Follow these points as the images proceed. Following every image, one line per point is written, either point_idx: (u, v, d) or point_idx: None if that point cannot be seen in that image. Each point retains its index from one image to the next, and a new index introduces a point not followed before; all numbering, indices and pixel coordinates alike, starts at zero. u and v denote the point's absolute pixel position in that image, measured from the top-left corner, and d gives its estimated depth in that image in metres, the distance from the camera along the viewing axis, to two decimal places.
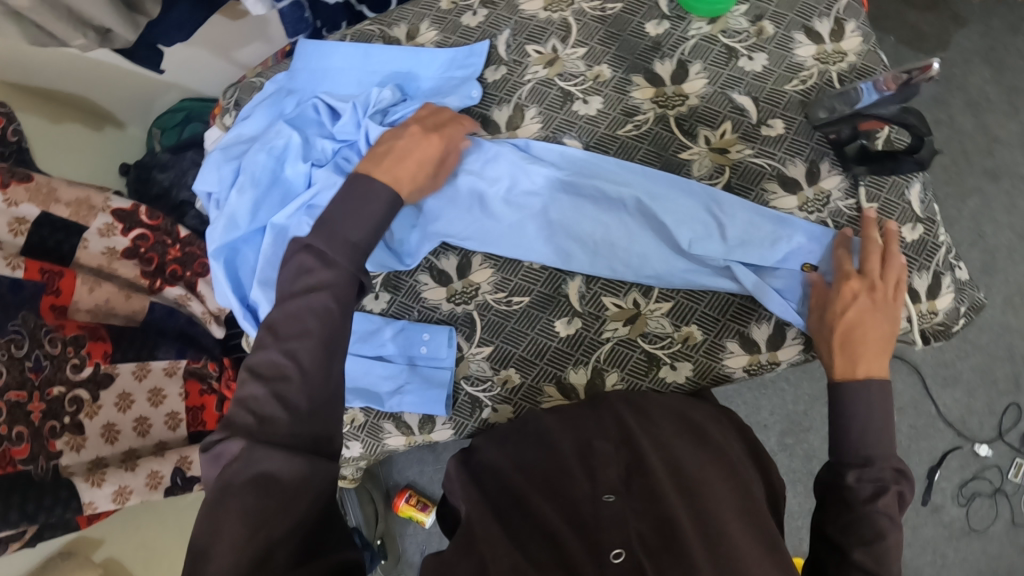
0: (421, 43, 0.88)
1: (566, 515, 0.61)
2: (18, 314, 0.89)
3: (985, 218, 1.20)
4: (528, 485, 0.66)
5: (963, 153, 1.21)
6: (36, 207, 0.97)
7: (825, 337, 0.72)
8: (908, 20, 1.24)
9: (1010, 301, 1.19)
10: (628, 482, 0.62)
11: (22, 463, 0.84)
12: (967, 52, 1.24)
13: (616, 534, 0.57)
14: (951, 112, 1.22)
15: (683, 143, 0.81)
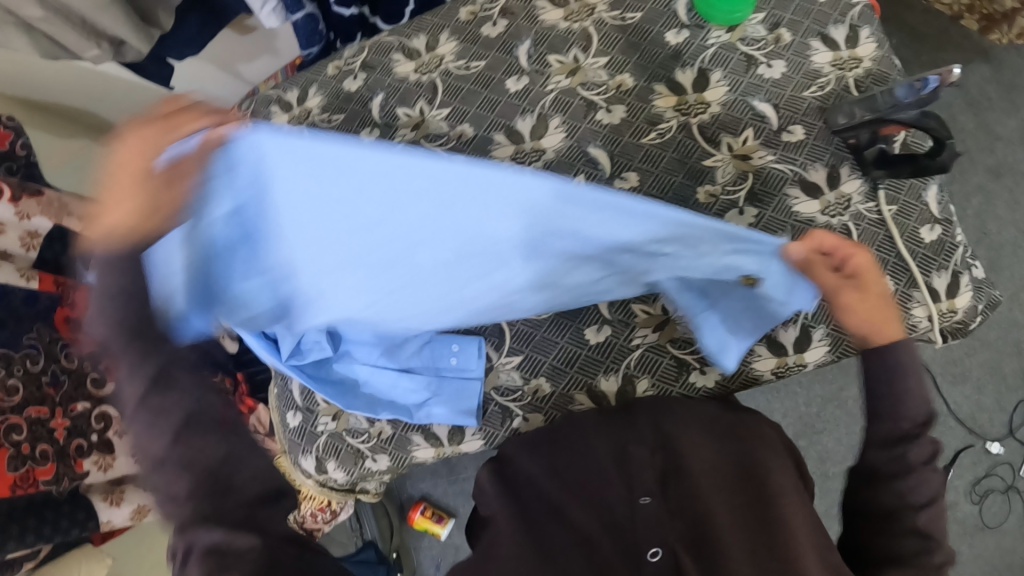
0: (441, 55, 0.88)
1: (602, 518, 0.62)
2: (32, 326, 0.89)
3: (989, 216, 1.22)
4: (563, 491, 0.67)
5: (966, 153, 1.24)
6: (48, 220, 0.95)
7: (858, 313, 0.63)
8: (909, 23, 1.27)
9: (1016, 297, 1.21)
10: (664, 485, 0.63)
11: (45, 484, 0.84)
12: (967, 53, 1.26)
13: (654, 537, 0.58)
14: (952, 112, 1.25)
15: (707, 151, 0.82)
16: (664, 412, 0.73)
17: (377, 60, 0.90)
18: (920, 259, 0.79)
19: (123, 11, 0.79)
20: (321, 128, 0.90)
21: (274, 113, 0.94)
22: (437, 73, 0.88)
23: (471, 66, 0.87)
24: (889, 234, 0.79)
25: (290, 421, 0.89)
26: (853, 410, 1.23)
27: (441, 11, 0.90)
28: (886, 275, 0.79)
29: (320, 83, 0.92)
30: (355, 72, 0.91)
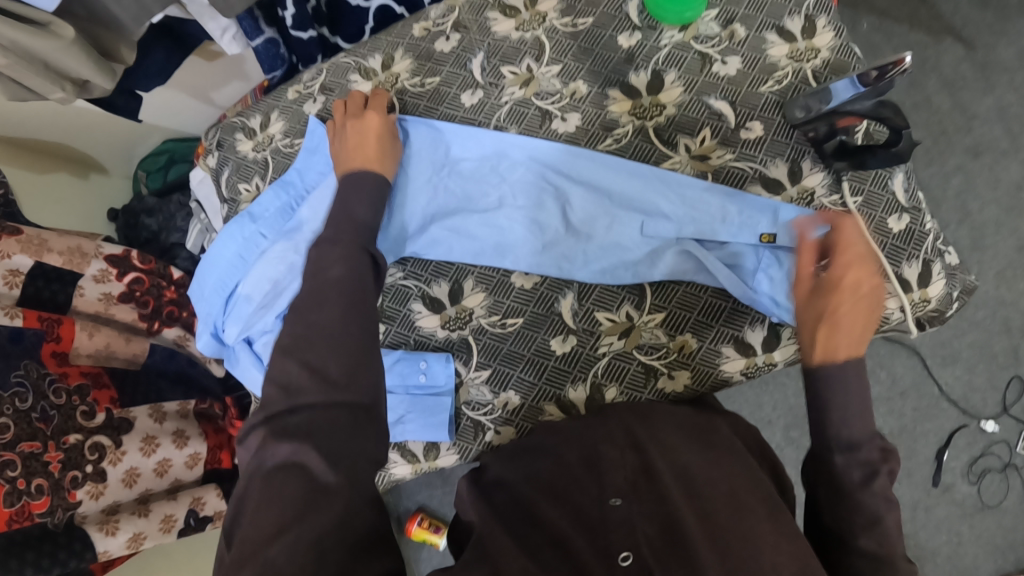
0: (396, 73, 0.89)
1: (574, 518, 0.61)
2: (20, 363, 0.89)
3: (970, 195, 1.20)
4: (536, 492, 0.66)
5: (943, 133, 1.21)
6: (28, 258, 0.98)
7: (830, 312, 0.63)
8: (878, 5, 1.25)
9: (1002, 275, 1.18)
10: (635, 485, 0.62)
11: (39, 516, 0.86)
12: (938, 32, 1.24)
13: (624, 536, 0.57)
14: (928, 93, 1.22)
15: (664, 153, 0.81)
16: (636, 416, 0.72)
17: (336, 82, 0.91)
18: (889, 249, 0.78)
19: (85, 51, 0.80)
20: (285, 154, 0.91)
21: (239, 141, 0.95)
22: (393, 91, 0.88)
23: (426, 83, 0.87)
24: None
25: None
26: None
27: (394, 29, 0.91)
28: None
29: (281, 108, 0.94)
30: (314, 96, 0.92)
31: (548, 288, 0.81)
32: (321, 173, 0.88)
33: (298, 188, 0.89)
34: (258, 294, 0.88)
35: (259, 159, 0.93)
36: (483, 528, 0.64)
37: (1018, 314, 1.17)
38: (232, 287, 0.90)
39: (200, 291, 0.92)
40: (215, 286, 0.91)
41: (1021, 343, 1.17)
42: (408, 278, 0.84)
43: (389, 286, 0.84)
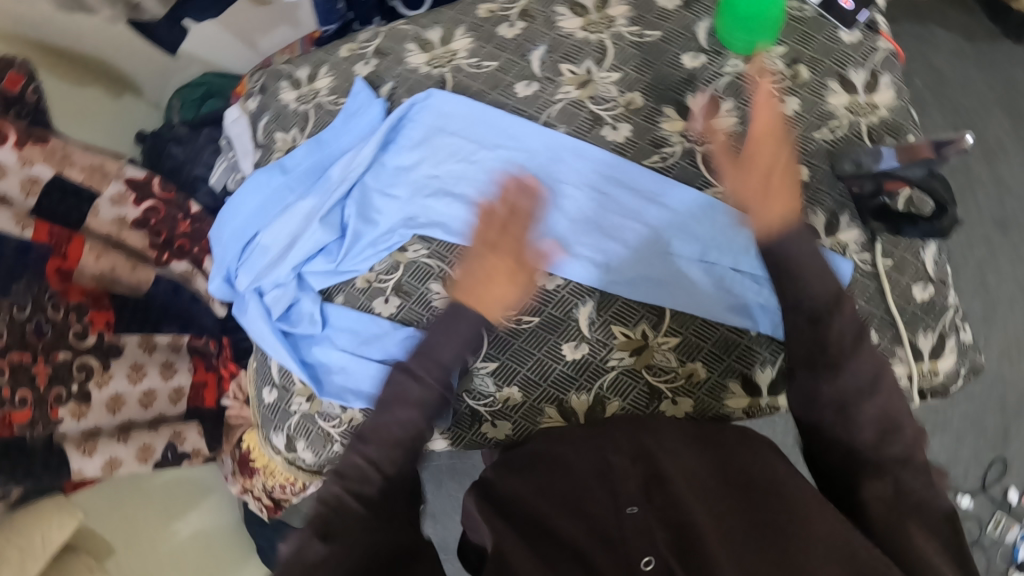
0: (454, 50, 0.88)
1: (590, 531, 0.60)
2: (22, 276, 0.92)
3: (989, 267, 1.21)
4: (550, 506, 0.65)
5: (973, 197, 1.22)
6: (50, 168, 1.01)
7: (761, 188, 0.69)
8: (932, 62, 1.26)
9: (1006, 352, 1.19)
10: (647, 491, 0.61)
11: (20, 429, 0.88)
12: (988, 100, 1.24)
13: (643, 541, 0.56)
14: (968, 160, 1.23)
15: (707, 180, 0.81)
16: (638, 425, 0.71)
17: (390, 48, 0.90)
18: (909, 315, 0.80)
19: None
20: (328, 110, 0.90)
21: (283, 89, 0.94)
22: (448, 68, 0.87)
23: (482, 66, 0.86)
24: (879, 288, 0.80)
25: (265, 397, 0.92)
26: None
27: (459, 6, 0.90)
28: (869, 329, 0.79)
29: (332, 64, 0.92)
30: (366, 58, 0.91)
31: (569, 293, 0.81)
32: (358, 137, 0.87)
33: (332, 148, 0.88)
34: (275, 247, 0.87)
35: (301, 110, 0.92)
36: (500, 543, 0.62)
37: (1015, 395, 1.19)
38: (251, 235, 0.89)
39: (219, 235, 0.91)
40: (235, 231, 0.90)
41: (1012, 425, 1.18)
42: (432, 257, 0.84)
43: (410, 261, 0.85)
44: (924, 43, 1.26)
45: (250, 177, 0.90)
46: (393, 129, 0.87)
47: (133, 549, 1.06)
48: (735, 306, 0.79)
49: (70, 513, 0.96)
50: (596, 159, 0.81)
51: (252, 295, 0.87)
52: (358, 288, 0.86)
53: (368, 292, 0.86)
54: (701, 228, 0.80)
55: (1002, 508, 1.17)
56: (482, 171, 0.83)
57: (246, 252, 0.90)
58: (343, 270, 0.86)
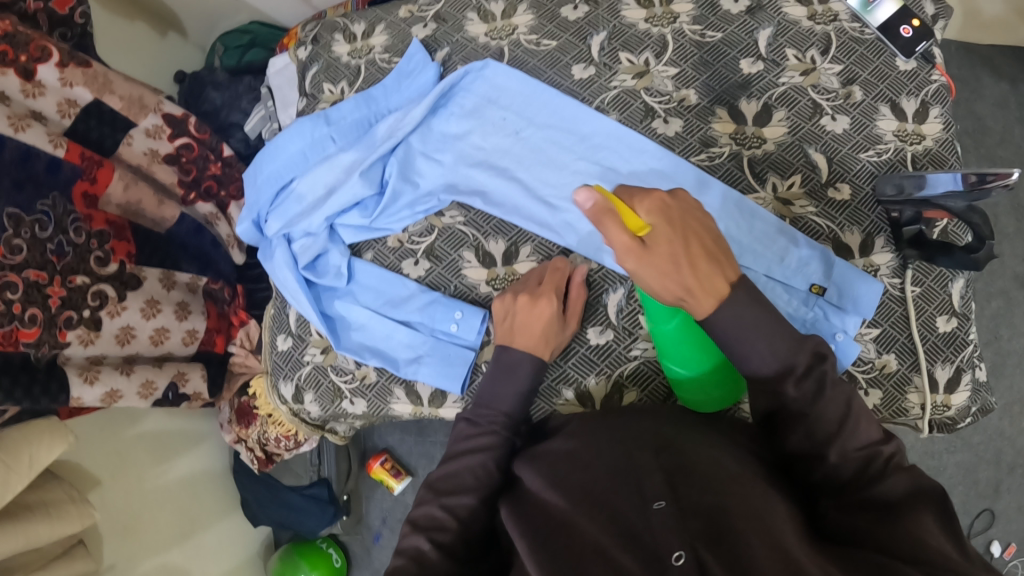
0: (515, 25, 0.88)
1: (612, 529, 0.54)
2: (50, 194, 0.89)
3: (1004, 322, 1.18)
4: (569, 504, 0.58)
5: (999, 252, 1.20)
6: (89, 93, 0.95)
7: (677, 275, 0.59)
8: (976, 111, 1.24)
9: (1008, 408, 1.16)
10: (673, 484, 0.55)
11: (25, 346, 0.84)
12: None
13: (673, 536, 0.50)
14: (996, 212, 1.20)
15: (751, 185, 0.82)
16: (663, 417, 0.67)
17: (451, 14, 0.90)
18: (930, 345, 0.81)
19: None
20: (380, 68, 0.90)
21: (336, 42, 0.93)
22: (507, 41, 0.87)
23: (542, 44, 0.86)
24: (905, 313, 0.81)
25: (280, 345, 0.91)
26: None
27: None
28: (888, 352, 0.81)
29: (389, 23, 0.92)
30: (426, 21, 0.90)
31: (601, 278, 0.81)
32: (408, 99, 0.87)
33: (381, 106, 0.88)
34: (311, 196, 0.86)
35: (353, 64, 0.91)
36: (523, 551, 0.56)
37: (1011, 450, 1.16)
38: (286, 181, 0.88)
39: (254, 177, 0.90)
40: (270, 175, 0.89)
41: (1004, 480, 1.15)
42: (468, 225, 0.84)
43: (445, 227, 0.85)
44: (973, 92, 1.24)
45: (293, 124, 0.89)
46: (444, 94, 0.86)
47: (118, 478, 1.06)
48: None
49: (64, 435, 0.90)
50: (644, 148, 0.81)
51: (280, 241, 0.87)
52: (389, 247, 0.86)
53: (399, 252, 0.86)
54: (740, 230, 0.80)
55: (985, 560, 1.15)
56: (528, 147, 0.84)
57: (278, 197, 0.89)
58: (377, 226, 0.86)
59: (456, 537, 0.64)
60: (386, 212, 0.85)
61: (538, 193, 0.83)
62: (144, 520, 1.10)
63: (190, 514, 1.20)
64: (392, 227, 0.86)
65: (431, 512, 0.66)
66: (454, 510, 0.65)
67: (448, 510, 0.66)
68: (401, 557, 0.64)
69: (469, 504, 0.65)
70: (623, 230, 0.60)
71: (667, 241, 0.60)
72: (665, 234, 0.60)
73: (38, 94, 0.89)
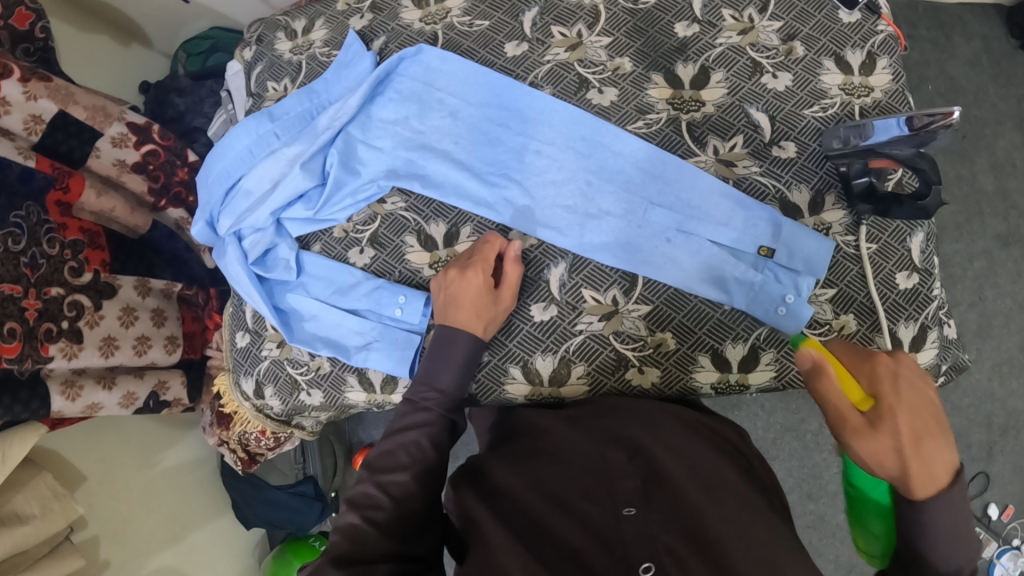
0: (448, 8, 0.87)
1: (586, 531, 0.55)
2: (23, 205, 0.92)
3: (988, 282, 1.13)
4: (544, 504, 0.59)
5: (978, 214, 1.14)
6: (54, 104, 0.97)
7: (893, 454, 0.50)
8: (948, 71, 1.17)
9: (997, 369, 1.11)
10: (648, 492, 0.57)
11: (8, 361, 0.86)
12: (1001, 114, 1.16)
13: (644, 545, 0.51)
14: (974, 170, 1.15)
15: (691, 149, 0.80)
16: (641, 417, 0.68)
17: (386, 3, 0.90)
18: (890, 304, 0.77)
19: None
20: (320, 61, 0.91)
21: (278, 39, 0.94)
22: (440, 25, 0.87)
23: (474, 24, 0.86)
24: (861, 272, 0.77)
25: (239, 341, 0.92)
26: (808, 443, 1.18)
27: None
28: (847, 313, 0.77)
29: (328, 17, 0.93)
30: (362, 12, 0.91)
31: (541, 254, 0.80)
32: (347, 88, 0.87)
33: (322, 98, 0.88)
34: (258, 190, 0.87)
35: (295, 60, 0.92)
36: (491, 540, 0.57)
37: (1002, 412, 1.11)
38: (235, 179, 0.89)
39: (206, 177, 0.92)
40: (219, 175, 0.90)
41: (997, 442, 1.10)
42: (409, 210, 0.84)
43: (388, 213, 0.85)
44: (943, 51, 1.17)
45: (240, 122, 0.90)
46: (382, 82, 0.86)
47: (107, 483, 1.09)
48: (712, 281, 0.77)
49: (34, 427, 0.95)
50: (582, 121, 0.80)
51: (231, 238, 0.87)
52: (335, 237, 0.87)
53: (345, 241, 0.86)
54: (683, 197, 0.78)
55: (982, 524, 1.10)
56: (465, 127, 0.83)
57: (229, 196, 0.90)
58: (324, 217, 0.86)
59: (391, 515, 0.63)
60: (330, 202, 0.85)
61: (480, 172, 0.82)
62: (136, 522, 1.12)
63: (181, 516, 1.22)
64: (338, 217, 0.86)
65: (366, 491, 0.65)
66: (388, 489, 0.64)
67: (383, 487, 0.65)
68: (336, 536, 0.61)
69: (402, 481, 0.65)
70: (841, 394, 0.53)
71: (902, 415, 0.51)
72: (895, 412, 0.51)
73: (2, 112, 0.92)
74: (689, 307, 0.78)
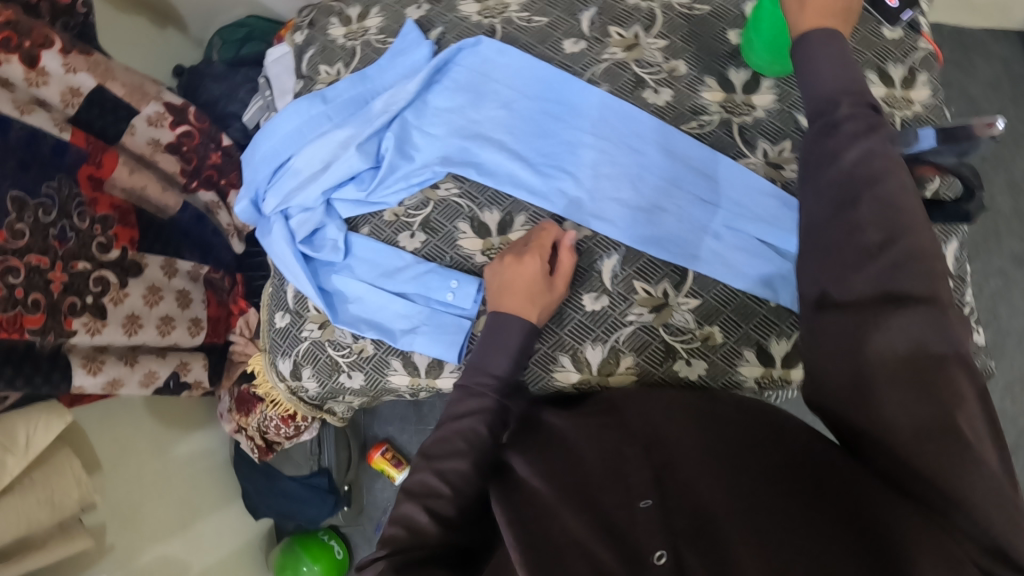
0: (507, 4, 0.90)
1: (596, 522, 0.51)
2: (56, 176, 0.91)
3: (1002, 300, 1.18)
4: (558, 494, 0.56)
5: (994, 232, 1.20)
6: (92, 79, 0.97)
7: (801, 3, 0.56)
8: (969, 93, 1.24)
9: (1010, 387, 1.16)
10: (661, 481, 0.52)
11: (30, 334, 0.84)
12: (1020, 137, 1.22)
13: (655, 536, 0.48)
14: (992, 190, 1.21)
15: (742, 151, 0.82)
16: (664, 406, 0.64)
17: None
18: None
19: None
20: (375, 47, 0.92)
21: (332, 25, 0.95)
22: (498, 19, 0.89)
23: (533, 21, 0.88)
24: None
25: (277, 322, 0.91)
26: None
27: None
28: None
29: (383, 6, 0.94)
30: (419, 3, 0.92)
31: (593, 245, 0.82)
32: (402, 76, 0.88)
33: (376, 83, 0.89)
34: (307, 170, 0.87)
35: (348, 46, 0.93)
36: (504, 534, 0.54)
37: (1014, 432, 1.15)
38: (283, 159, 0.89)
39: (252, 156, 0.92)
40: (267, 154, 0.90)
41: None
42: (462, 197, 0.85)
43: (441, 200, 0.86)
44: (965, 73, 1.25)
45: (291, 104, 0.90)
46: (438, 72, 0.88)
47: (120, 468, 1.06)
48: (760, 277, 0.79)
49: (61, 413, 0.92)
50: (636, 118, 0.83)
51: (277, 217, 0.88)
52: (384, 221, 0.87)
53: (395, 225, 0.87)
54: (731, 196, 0.81)
55: None
56: (520, 118, 0.85)
57: (276, 175, 0.90)
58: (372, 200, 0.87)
59: (450, 501, 0.62)
60: (378, 184, 0.86)
61: (533, 162, 0.84)
62: (144, 511, 1.09)
63: (190, 503, 1.19)
64: (387, 201, 0.87)
65: (424, 479, 0.64)
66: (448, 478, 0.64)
67: (441, 475, 0.64)
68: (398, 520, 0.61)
69: (461, 470, 0.64)
70: None
71: None
72: None
73: (41, 83, 0.91)
74: (736, 302, 0.79)
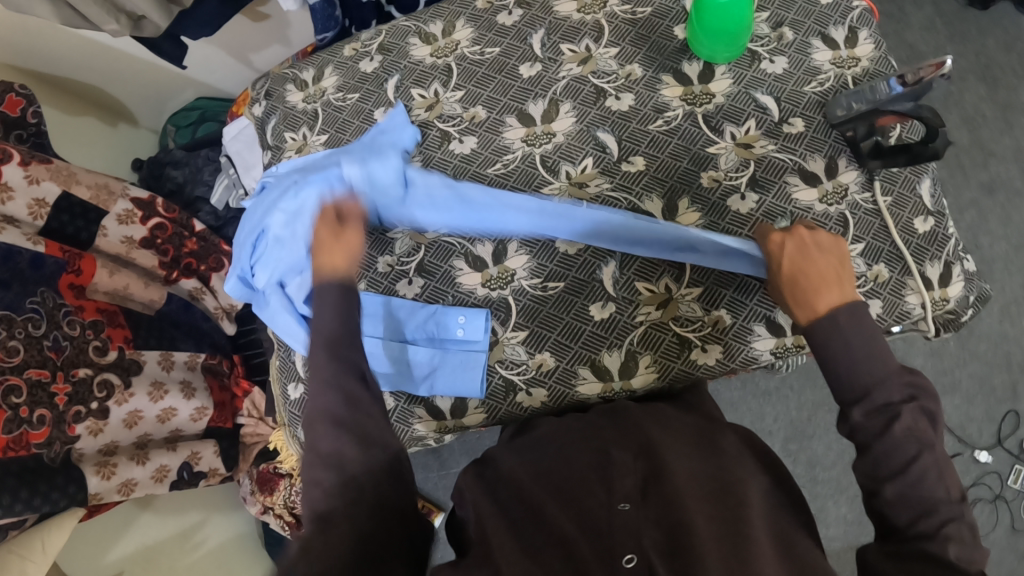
0: (457, 40, 0.92)
1: (580, 521, 0.55)
2: (37, 291, 0.89)
3: (981, 230, 1.22)
4: (546, 494, 0.59)
5: (959, 167, 1.25)
6: (56, 186, 0.96)
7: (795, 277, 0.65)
8: (905, 39, 1.29)
9: (1006, 309, 1.20)
10: (645, 491, 0.56)
11: (37, 447, 0.83)
12: (963, 70, 1.28)
13: (629, 539, 0.52)
14: (948, 126, 1.26)
15: (711, 138, 0.85)
16: (651, 420, 0.67)
17: (394, 44, 0.94)
18: (914, 247, 0.81)
19: None
20: (335, 105, 0.93)
21: (289, 92, 0.96)
22: (452, 57, 0.91)
23: (485, 52, 0.90)
24: (883, 224, 0.82)
25: (292, 394, 0.91)
26: None
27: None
28: (877, 263, 0.81)
29: (337, 64, 0.95)
30: (371, 54, 0.94)
31: (591, 256, 0.84)
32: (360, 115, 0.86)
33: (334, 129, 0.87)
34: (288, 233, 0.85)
35: (309, 109, 0.94)
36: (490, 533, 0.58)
37: (1019, 350, 1.19)
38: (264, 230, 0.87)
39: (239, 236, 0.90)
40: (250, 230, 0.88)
41: (1020, 379, 1.18)
42: (452, 235, 0.86)
43: (431, 242, 0.87)
44: (898, 22, 1.30)
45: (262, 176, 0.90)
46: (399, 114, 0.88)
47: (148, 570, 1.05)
48: (749, 260, 0.78)
49: (70, 510, 0.88)
50: None
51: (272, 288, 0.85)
52: (381, 272, 0.87)
53: (391, 275, 0.87)
54: None
55: (1020, 460, 1.16)
56: None
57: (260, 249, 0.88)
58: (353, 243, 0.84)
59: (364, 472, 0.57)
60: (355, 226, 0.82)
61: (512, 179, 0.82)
62: None
63: None
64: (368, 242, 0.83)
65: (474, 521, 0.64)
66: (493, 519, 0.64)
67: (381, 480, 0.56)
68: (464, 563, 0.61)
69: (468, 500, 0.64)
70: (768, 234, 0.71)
71: (809, 268, 0.64)
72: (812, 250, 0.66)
73: (6, 198, 0.90)
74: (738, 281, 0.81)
